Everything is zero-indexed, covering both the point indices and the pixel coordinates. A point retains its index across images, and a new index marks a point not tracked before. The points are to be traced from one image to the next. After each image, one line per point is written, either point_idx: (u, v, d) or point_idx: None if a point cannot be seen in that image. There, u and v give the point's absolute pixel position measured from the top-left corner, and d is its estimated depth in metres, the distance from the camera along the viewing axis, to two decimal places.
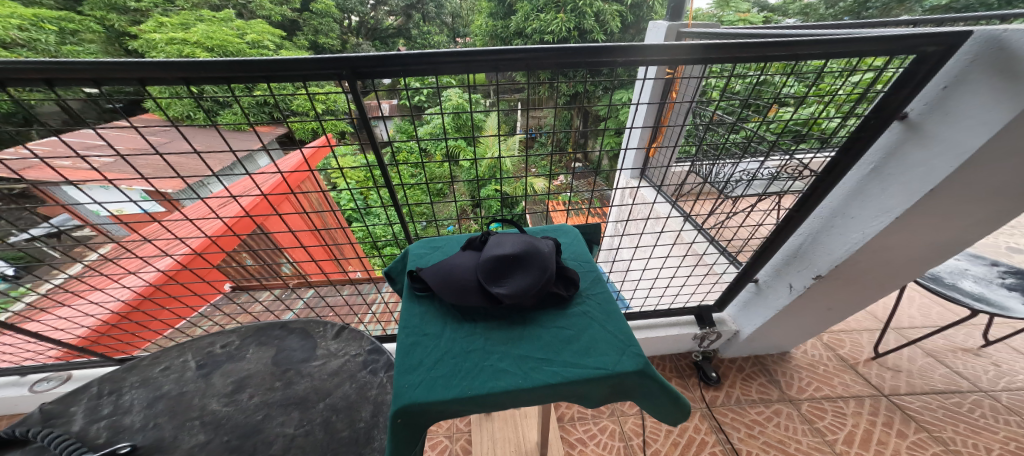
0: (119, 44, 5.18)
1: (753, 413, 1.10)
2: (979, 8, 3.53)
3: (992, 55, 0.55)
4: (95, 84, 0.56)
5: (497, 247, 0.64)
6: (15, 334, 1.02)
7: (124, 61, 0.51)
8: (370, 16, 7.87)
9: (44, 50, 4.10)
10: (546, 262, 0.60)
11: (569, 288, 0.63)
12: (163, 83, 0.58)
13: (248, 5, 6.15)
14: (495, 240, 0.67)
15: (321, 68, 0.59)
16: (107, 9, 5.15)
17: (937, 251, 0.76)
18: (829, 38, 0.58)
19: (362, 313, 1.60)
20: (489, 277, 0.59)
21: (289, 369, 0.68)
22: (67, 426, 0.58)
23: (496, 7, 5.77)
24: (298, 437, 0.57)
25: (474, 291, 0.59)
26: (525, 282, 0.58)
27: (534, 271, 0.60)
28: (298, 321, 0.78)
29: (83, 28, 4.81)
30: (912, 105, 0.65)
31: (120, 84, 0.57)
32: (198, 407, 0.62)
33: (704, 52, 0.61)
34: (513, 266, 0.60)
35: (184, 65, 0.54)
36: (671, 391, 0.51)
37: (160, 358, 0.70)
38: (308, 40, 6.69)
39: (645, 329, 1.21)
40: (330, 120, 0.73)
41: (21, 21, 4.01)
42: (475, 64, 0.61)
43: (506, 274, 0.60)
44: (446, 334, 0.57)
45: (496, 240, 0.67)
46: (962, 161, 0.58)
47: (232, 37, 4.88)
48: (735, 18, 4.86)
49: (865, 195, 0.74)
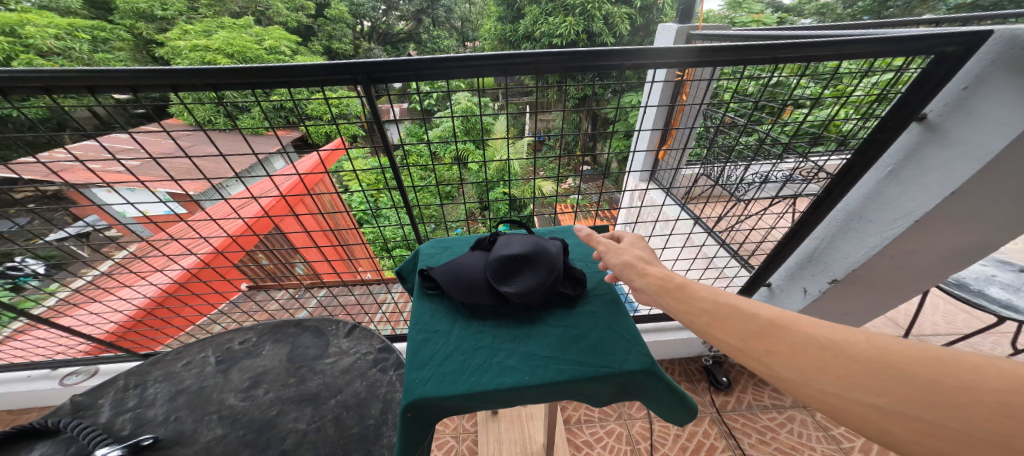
0: (146, 51, 5.44)
1: (765, 419, 1.08)
2: (1007, 6, 3.42)
3: (1014, 55, 0.53)
4: (131, 91, 0.59)
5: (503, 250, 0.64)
6: (49, 329, 1.07)
7: (159, 69, 0.54)
8: (382, 21, 8.05)
9: (79, 58, 4.33)
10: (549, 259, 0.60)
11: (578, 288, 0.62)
12: (193, 89, 0.61)
13: (266, 12, 6.34)
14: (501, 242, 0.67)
15: (338, 74, 0.61)
16: (136, 18, 5.39)
17: (961, 254, 0.74)
18: (842, 40, 0.57)
19: (373, 313, 1.63)
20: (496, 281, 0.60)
21: (302, 366, 0.70)
22: (95, 417, 0.61)
23: (506, 11, 5.86)
24: (310, 433, 0.59)
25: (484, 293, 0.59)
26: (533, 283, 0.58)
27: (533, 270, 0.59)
28: (312, 319, 0.81)
29: (113, 36, 5.06)
30: (930, 106, 0.64)
31: (153, 91, 0.60)
32: (217, 401, 0.64)
33: (715, 54, 0.61)
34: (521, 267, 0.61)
35: (214, 72, 0.57)
36: (679, 392, 0.51)
37: (182, 353, 0.73)
38: (322, 45, 6.87)
39: (654, 332, 1.20)
40: (345, 124, 0.75)
41: (57, 31, 4.26)
42: (485, 69, 0.62)
43: (514, 273, 0.60)
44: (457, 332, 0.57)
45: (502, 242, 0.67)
46: (985, 162, 0.57)
47: (251, 43, 5.06)
48: (748, 20, 4.82)
49: (882, 198, 0.72)
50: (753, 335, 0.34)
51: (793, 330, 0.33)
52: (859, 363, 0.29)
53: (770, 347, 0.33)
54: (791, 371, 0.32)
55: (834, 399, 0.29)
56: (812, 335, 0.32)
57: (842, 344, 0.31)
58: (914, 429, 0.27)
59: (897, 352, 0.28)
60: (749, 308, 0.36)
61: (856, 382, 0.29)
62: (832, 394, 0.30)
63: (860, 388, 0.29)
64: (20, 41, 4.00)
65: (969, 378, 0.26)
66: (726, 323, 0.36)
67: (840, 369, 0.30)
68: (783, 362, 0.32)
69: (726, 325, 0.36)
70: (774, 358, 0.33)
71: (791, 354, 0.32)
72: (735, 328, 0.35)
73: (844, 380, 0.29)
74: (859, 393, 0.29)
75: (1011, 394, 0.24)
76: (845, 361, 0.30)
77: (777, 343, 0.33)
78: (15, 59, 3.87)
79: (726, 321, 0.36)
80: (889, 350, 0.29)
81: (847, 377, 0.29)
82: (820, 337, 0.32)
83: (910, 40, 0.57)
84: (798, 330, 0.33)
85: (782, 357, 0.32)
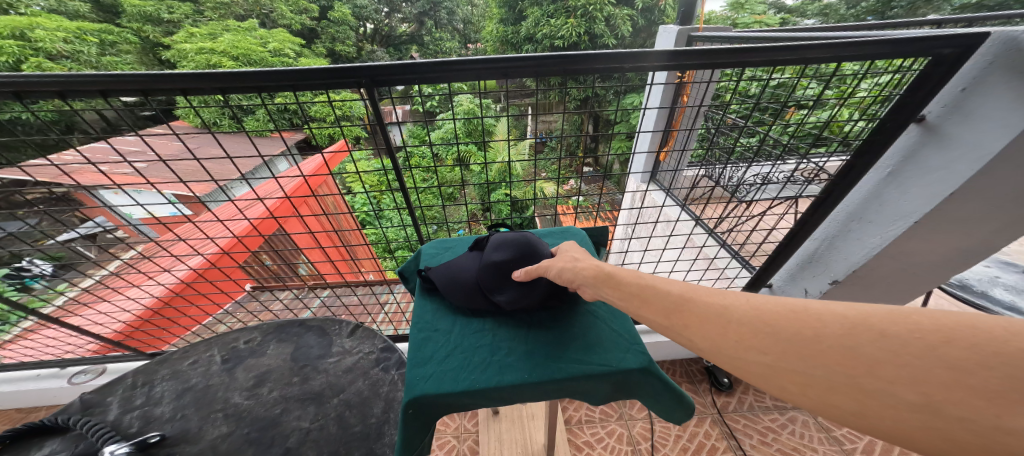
0: (153, 54, 5.50)
1: (767, 420, 1.08)
2: (1013, 6, 3.41)
3: (1011, 57, 0.54)
4: (142, 95, 0.60)
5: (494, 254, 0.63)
6: (59, 328, 1.09)
7: (169, 73, 0.56)
8: (385, 23, 8.10)
9: (87, 61, 4.40)
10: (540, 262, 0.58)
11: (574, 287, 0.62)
12: (202, 93, 0.62)
13: (270, 15, 6.38)
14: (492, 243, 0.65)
15: (342, 77, 0.62)
16: (142, 21, 5.46)
17: (961, 255, 0.74)
18: (839, 42, 0.58)
19: (376, 313, 1.64)
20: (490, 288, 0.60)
21: (305, 365, 0.71)
22: (104, 415, 0.62)
23: (508, 13, 5.89)
24: (313, 431, 0.60)
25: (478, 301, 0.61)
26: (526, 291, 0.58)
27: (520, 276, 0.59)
28: (316, 319, 0.82)
29: (121, 39, 5.13)
30: (929, 108, 0.64)
31: (164, 95, 0.61)
32: (222, 400, 0.65)
33: (715, 57, 0.62)
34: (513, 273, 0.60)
35: (221, 75, 0.58)
36: (675, 389, 0.51)
37: (188, 352, 0.74)
38: (325, 48, 6.92)
39: (655, 333, 1.20)
40: (348, 126, 0.76)
41: (66, 35, 4.32)
42: (486, 72, 0.63)
43: (504, 280, 0.60)
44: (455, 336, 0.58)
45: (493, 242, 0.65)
46: (984, 163, 0.57)
47: (256, 46, 5.10)
48: (750, 21, 4.82)
49: (882, 199, 0.72)
50: (668, 311, 0.40)
51: (696, 304, 0.39)
52: (747, 327, 0.35)
53: (682, 320, 0.39)
54: (705, 341, 0.37)
55: (732, 360, 0.35)
56: (712, 308, 0.38)
57: (735, 312, 0.37)
58: (797, 381, 0.32)
59: (769, 313, 0.35)
60: (663, 289, 0.43)
61: (748, 345, 0.34)
62: (728, 355, 0.35)
63: (751, 349, 0.34)
64: (30, 45, 4.06)
65: (819, 326, 0.32)
66: (645, 303, 0.42)
67: (734, 334, 0.36)
68: (692, 332, 0.38)
69: (646, 305, 0.42)
70: (687, 329, 0.38)
71: (697, 326, 0.38)
72: (650, 307, 0.42)
73: (739, 344, 0.35)
74: (751, 355, 0.34)
75: (847, 337, 0.30)
76: (738, 326, 0.36)
77: (684, 315, 0.39)
78: (23, 63, 3.92)
79: (644, 300, 0.43)
80: (768, 314, 0.35)
81: (742, 341, 0.35)
82: (719, 308, 0.38)
83: (906, 41, 0.57)
84: (702, 303, 0.39)
85: (692, 327, 0.38)
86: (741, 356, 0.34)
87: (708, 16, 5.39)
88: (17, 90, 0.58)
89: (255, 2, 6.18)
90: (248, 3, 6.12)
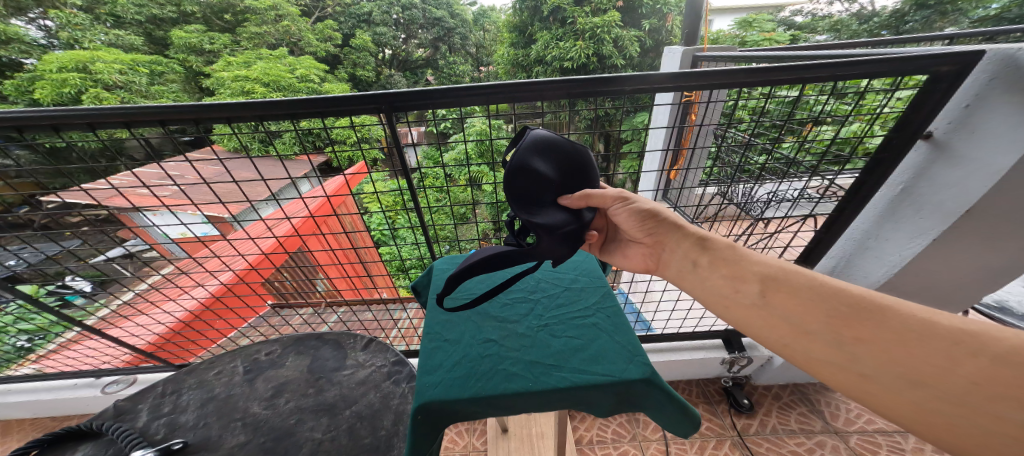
0: (194, 83, 5.95)
1: (793, 444, 1.03)
2: None
3: (1011, 74, 0.55)
4: (195, 123, 0.67)
5: (541, 157, 0.58)
6: (99, 340, 1.18)
7: (220, 102, 0.63)
8: (402, 49, 8.59)
9: (137, 90, 4.84)
10: (607, 191, 0.59)
11: (612, 232, 0.67)
12: (243, 121, 0.68)
13: (298, 43, 6.82)
14: (538, 141, 0.59)
15: (365, 104, 0.67)
16: (188, 52, 6.02)
17: (995, 274, 0.72)
18: (838, 65, 0.59)
19: (390, 328, 1.66)
20: (531, 192, 0.57)
21: (321, 377, 0.73)
22: (134, 421, 0.65)
23: (518, 38, 6.22)
24: (325, 442, 0.61)
25: (517, 206, 0.56)
26: (569, 215, 0.58)
27: (565, 196, 0.60)
28: (332, 333, 0.85)
29: (169, 70, 5.63)
30: (935, 125, 0.65)
31: (212, 122, 0.68)
32: (242, 409, 0.67)
33: (713, 79, 0.64)
34: (559, 189, 0.60)
35: (261, 105, 0.65)
36: (680, 401, 0.51)
37: (215, 363, 0.78)
38: (347, 73, 7.36)
39: (668, 352, 1.18)
40: (366, 148, 0.80)
41: (122, 66, 4.79)
42: (495, 97, 0.67)
43: (542, 208, 0.57)
44: (475, 267, 0.57)
45: (539, 141, 0.59)
46: (997, 179, 0.58)
47: (285, 73, 5.45)
48: (758, 39, 4.85)
49: (897, 219, 0.73)
50: (834, 320, 0.39)
51: (887, 320, 0.36)
52: (983, 370, 0.31)
53: (855, 333, 0.37)
54: (879, 362, 0.35)
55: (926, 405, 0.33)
56: (919, 330, 0.35)
57: (977, 347, 0.32)
58: None
59: None
60: (832, 293, 0.40)
61: (980, 396, 0.31)
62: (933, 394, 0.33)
63: (1011, 404, 0.30)
64: (90, 77, 4.49)
65: None
66: (778, 298, 0.43)
67: (960, 377, 0.32)
68: (863, 349, 0.36)
69: (783, 304, 0.42)
70: (857, 345, 0.37)
71: (873, 347, 0.36)
72: (799, 310, 0.41)
73: (963, 391, 0.32)
74: (992, 409, 0.30)
75: None
76: (970, 363, 0.32)
77: (857, 329, 0.37)
78: (82, 93, 4.42)
79: (783, 298, 0.43)
80: None
81: (970, 388, 0.32)
82: (942, 335, 0.34)
83: (903, 60, 0.58)
84: (916, 321, 0.35)
85: (867, 344, 0.36)
86: (964, 402, 0.32)
87: (715, 34, 5.47)
88: (87, 122, 0.66)
89: (285, 31, 6.66)
90: (279, 33, 6.62)
